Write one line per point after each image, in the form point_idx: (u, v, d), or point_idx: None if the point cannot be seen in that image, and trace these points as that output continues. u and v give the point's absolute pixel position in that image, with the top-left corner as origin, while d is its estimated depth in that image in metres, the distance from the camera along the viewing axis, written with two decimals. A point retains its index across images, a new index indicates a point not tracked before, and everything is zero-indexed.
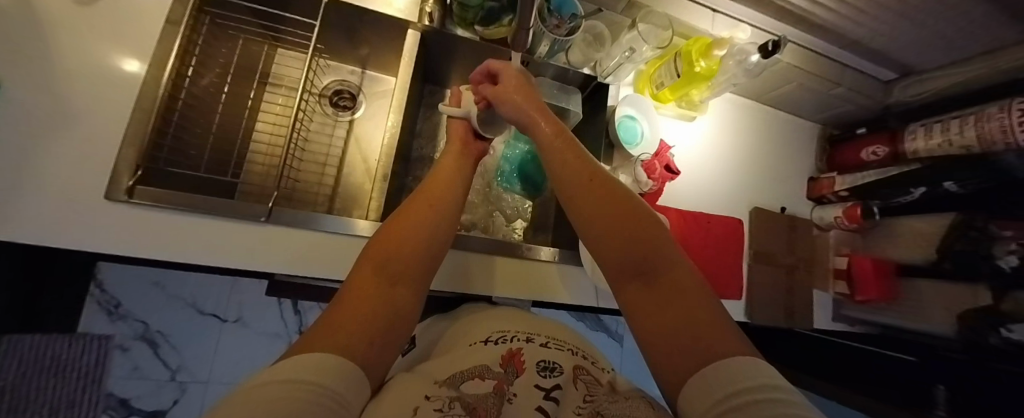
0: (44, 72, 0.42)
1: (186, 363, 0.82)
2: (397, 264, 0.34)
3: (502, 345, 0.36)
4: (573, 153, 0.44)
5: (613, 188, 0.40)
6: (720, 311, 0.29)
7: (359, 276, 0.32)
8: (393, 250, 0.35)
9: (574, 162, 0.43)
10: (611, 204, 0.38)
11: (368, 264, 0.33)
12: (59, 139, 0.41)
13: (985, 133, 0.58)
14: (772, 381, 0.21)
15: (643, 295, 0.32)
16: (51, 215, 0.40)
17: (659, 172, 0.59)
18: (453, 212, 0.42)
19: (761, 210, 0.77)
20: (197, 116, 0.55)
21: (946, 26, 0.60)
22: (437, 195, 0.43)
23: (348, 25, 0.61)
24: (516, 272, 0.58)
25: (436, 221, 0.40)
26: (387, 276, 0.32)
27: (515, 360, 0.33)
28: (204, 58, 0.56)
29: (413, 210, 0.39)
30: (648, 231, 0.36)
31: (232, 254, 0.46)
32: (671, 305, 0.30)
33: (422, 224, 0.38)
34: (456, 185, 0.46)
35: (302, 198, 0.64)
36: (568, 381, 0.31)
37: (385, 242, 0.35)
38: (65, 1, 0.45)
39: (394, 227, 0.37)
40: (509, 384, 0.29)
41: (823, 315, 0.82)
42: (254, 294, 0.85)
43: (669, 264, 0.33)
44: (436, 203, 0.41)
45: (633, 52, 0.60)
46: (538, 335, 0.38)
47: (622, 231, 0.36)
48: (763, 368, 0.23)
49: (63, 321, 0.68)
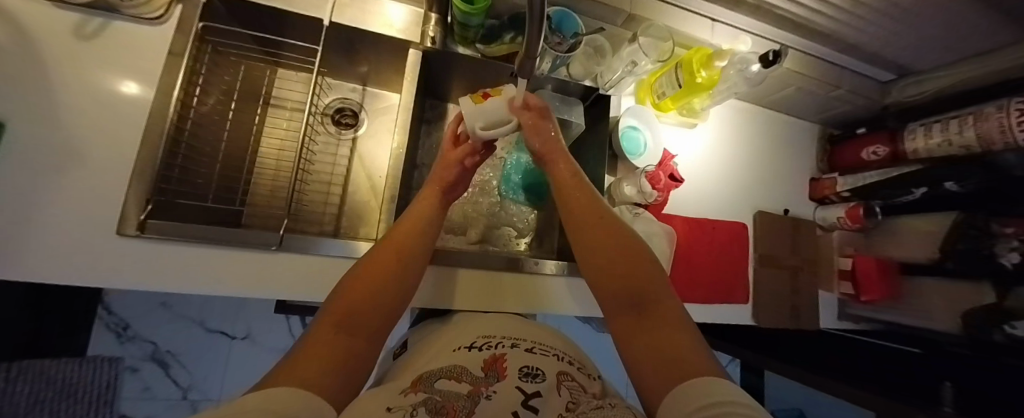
0: (48, 111, 0.42)
1: (197, 381, 0.82)
2: (360, 319, 0.33)
3: (487, 351, 0.37)
4: (581, 193, 0.46)
5: (620, 229, 0.42)
6: (701, 346, 0.30)
7: (319, 331, 0.30)
8: (357, 304, 0.34)
9: (583, 200, 0.45)
10: (610, 242, 0.40)
11: (331, 317, 0.32)
12: (69, 179, 0.42)
13: (985, 133, 0.59)
14: (739, 400, 0.21)
15: (634, 325, 0.33)
16: (70, 256, 0.40)
17: (663, 183, 0.62)
18: (417, 259, 0.42)
19: (765, 213, 0.78)
20: (203, 145, 0.55)
21: (946, 28, 0.60)
22: (401, 240, 0.42)
23: (350, 45, 0.62)
24: (499, 286, 0.57)
25: (398, 272, 0.39)
26: (347, 325, 0.32)
27: (497, 365, 0.34)
28: (208, 87, 0.56)
29: (379, 258, 0.39)
30: (642, 270, 0.37)
31: (214, 276, 0.45)
32: (652, 335, 0.31)
33: (388, 276, 0.38)
34: (428, 220, 0.46)
35: (309, 219, 0.64)
36: (550, 387, 0.31)
37: (345, 295, 0.34)
38: (66, 35, 0.44)
39: (360, 280, 0.36)
40: (488, 386, 0.30)
41: (829, 316, 0.85)
42: (262, 313, 0.85)
43: (658, 300, 0.34)
44: (400, 250, 0.41)
45: (634, 65, 0.63)
46: (524, 341, 0.40)
47: (619, 268, 0.38)
48: (737, 392, 0.23)
49: (72, 347, 0.68)
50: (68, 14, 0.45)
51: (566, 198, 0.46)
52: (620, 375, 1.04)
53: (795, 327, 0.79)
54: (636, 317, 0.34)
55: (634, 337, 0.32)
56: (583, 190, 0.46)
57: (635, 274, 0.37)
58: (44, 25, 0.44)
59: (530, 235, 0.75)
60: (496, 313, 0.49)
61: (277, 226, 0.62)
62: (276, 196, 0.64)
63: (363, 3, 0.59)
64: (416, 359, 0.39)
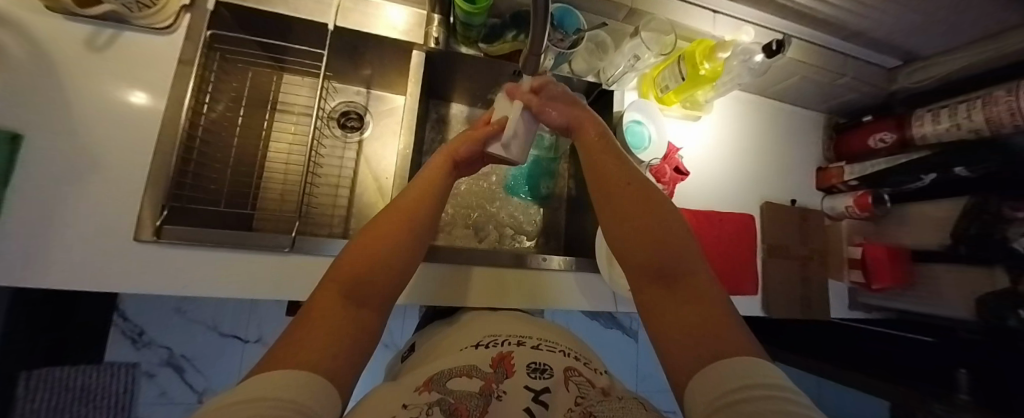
0: (63, 122, 0.43)
1: (212, 385, 0.84)
2: (369, 288, 0.32)
3: (494, 349, 0.37)
4: (609, 154, 0.45)
5: (654, 196, 0.41)
6: (733, 318, 0.30)
7: (320, 296, 0.29)
8: (363, 272, 0.32)
9: (609, 164, 0.44)
10: (637, 207, 0.40)
11: (333, 284, 0.31)
12: (86, 187, 0.43)
13: (994, 116, 0.59)
14: (775, 381, 0.21)
15: (659, 297, 0.33)
16: (90, 263, 0.41)
17: (669, 176, 0.63)
18: (425, 226, 0.39)
19: (772, 204, 0.77)
20: (213, 151, 0.56)
21: (949, 13, 0.60)
22: (404, 209, 0.39)
23: (354, 48, 0.62)
24: (489, 285, 0.56)
25: (403, 242, 0.37)
26: (355, 296, 0.30)
27: (505, 362, 0.34)
28: (218, 93, 0.57)
29: (384, 225, 0.37)
30: (667, 238, 0.37)
31: (225, 283, 0.46)
32: (681, 308, 0.31)
33: (394, 241, 0.36)
34: (434, 188, 0.43)
35: (319, 221, 0.65)
36: (557, 383, 0.31)
37: (350, 264, 0.32)
38: (78, 48, 0.45)
39: (363, 247, 0.34)
40: (498, 383, 0.31)
41: (840, 305, 0.84)
42: (275, 316, 0.86)
43: (685, 271, 0.34)
44: (404, 219, 0.38)
45: (637, 59, 0.63)
46: (530, 338, 0.40)
47: (642, 233, 0.38)
48: (775, 374, 0.23)
49: (88, 354, 0.69)
50: (79, 25, 0.46)
51: (596, 163, 0.45)
52: (630, 370, 1.04)
53: (806, 317, 0.79)
54: (665, 289, 0.34)
55: (660, 309, 0.33)
56: (609, 157, 0.45)
57: (659, 242, 0.37)
58: (59, 38, 0.45)
59: (535, 235, 0.75)
60: (504, 311, 0.49)
61: (288, 229, 0.63)
62: (286, 201, 0.65)
63: (365, 6, 0.59)
64: (424, 358, 0.40)
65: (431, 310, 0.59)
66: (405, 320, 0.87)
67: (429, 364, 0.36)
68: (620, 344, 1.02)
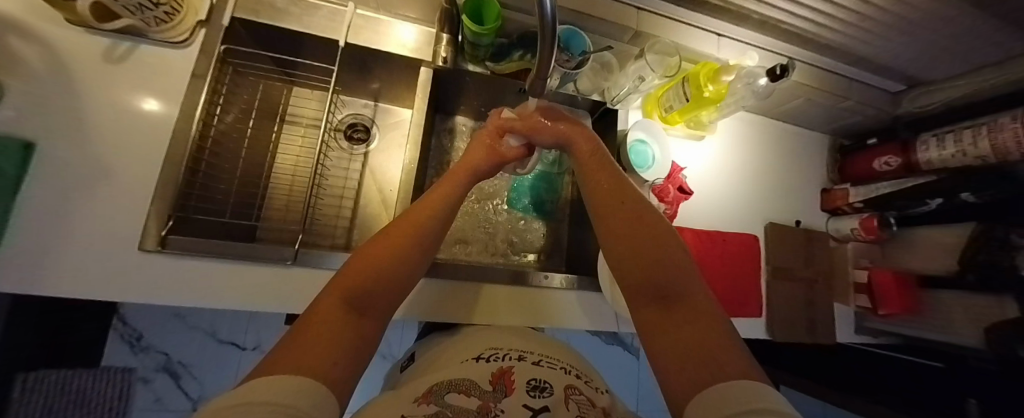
0: (76, 131, 0.44)
1: (207, 393, 0.83)
2: (370, 296, 0.32)
3: (494, 363, 0.36)
4: (608, 177, 0.44)
5: (652, 216, 0.41)
6: (735, 342, 0.29)
7: (323, 302, 0.29)
8: (366, 279, 0.32)
9: (610, 185, 0.43)
10: (641, 228, 0.39)
11: (338, 289, 0.30)
12: (93, 195, 0.43)
13: (1000, 143, 0.59)
14: (777, 406, 0.20)
15: (660, 317, 0.33)
16: (90, 273, 0.41)
17: (672, 195, 0.65)
18: (433, 238, 0.40)
19: (776, 226, 0.77)
20: (220, 161, 0.57)
21: (951, 40, 0.61)
22: (412, 219, 0.39)
23: (364, 63, 0.64)
24: (490, 301, 0.56)
25: (404, 253, 0.36)
26: (358, 304, 0.30)
27: (505, 378, 0.33)
28: (227, 105, 0.58)
29: (396, 233, 0.37)
30: (670, 256, 0.37)
31: (225, 293, 0.46)
32: (687, 324, 0.30)
33: (400, 251, 0.36)
34: (448, 198, 0.43)
35: (323, 232, 0.65)
36: (558, 402, 0.30)
37: (358, 266, 0.33)
38: (95, 60, 0.47)
39: (377, 248, 0.35)
40: (496, 402, 0.30)
41: (845, 329, 0.82)
42: (274, 325, 0.86)
43: (690, 291, 0.34)
44: (411, 227, 0.38)
45: (640, 81, 0.64)
46: (531, 354, 0.40)
47: (648, 254, 0.37)
48: (774, 397, 0.21)
49: (85, 358, 0.69)
50: (97, 38, 0.47)
51: (594, 181, 0.45)
52: (631, 389, 1.02)
53: (812, 341, 0.77)
54: (663, 307, 0.33)
55: (663, 328, 0.32)
56: (610, 178, 0.44)
57: (663, 261, 0.36)
58: (77, 50, 0.46)
59: (537, 251, 0.74)
60: (505, 327, 0.49)
61: (290, 240, 0.63)
62: (291, 212, 0.65)
63: (377, 24, 0.61)
64: (421, 370, 0.40)
65: (428, 325, 0.58)
66: (403, 333, 0.86)
67: (427, 375, 0.36)
68: (621, 363, 1.01)
